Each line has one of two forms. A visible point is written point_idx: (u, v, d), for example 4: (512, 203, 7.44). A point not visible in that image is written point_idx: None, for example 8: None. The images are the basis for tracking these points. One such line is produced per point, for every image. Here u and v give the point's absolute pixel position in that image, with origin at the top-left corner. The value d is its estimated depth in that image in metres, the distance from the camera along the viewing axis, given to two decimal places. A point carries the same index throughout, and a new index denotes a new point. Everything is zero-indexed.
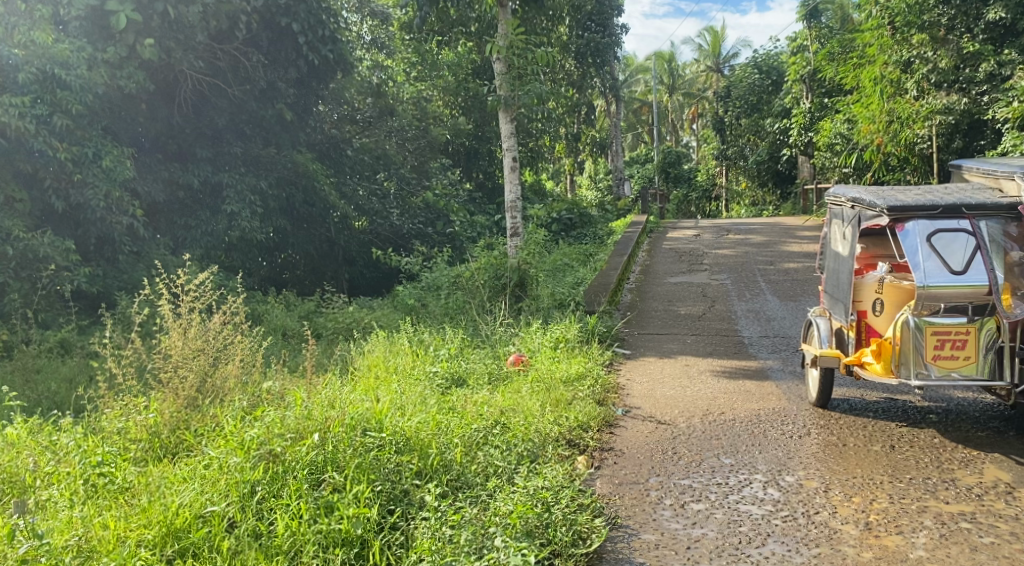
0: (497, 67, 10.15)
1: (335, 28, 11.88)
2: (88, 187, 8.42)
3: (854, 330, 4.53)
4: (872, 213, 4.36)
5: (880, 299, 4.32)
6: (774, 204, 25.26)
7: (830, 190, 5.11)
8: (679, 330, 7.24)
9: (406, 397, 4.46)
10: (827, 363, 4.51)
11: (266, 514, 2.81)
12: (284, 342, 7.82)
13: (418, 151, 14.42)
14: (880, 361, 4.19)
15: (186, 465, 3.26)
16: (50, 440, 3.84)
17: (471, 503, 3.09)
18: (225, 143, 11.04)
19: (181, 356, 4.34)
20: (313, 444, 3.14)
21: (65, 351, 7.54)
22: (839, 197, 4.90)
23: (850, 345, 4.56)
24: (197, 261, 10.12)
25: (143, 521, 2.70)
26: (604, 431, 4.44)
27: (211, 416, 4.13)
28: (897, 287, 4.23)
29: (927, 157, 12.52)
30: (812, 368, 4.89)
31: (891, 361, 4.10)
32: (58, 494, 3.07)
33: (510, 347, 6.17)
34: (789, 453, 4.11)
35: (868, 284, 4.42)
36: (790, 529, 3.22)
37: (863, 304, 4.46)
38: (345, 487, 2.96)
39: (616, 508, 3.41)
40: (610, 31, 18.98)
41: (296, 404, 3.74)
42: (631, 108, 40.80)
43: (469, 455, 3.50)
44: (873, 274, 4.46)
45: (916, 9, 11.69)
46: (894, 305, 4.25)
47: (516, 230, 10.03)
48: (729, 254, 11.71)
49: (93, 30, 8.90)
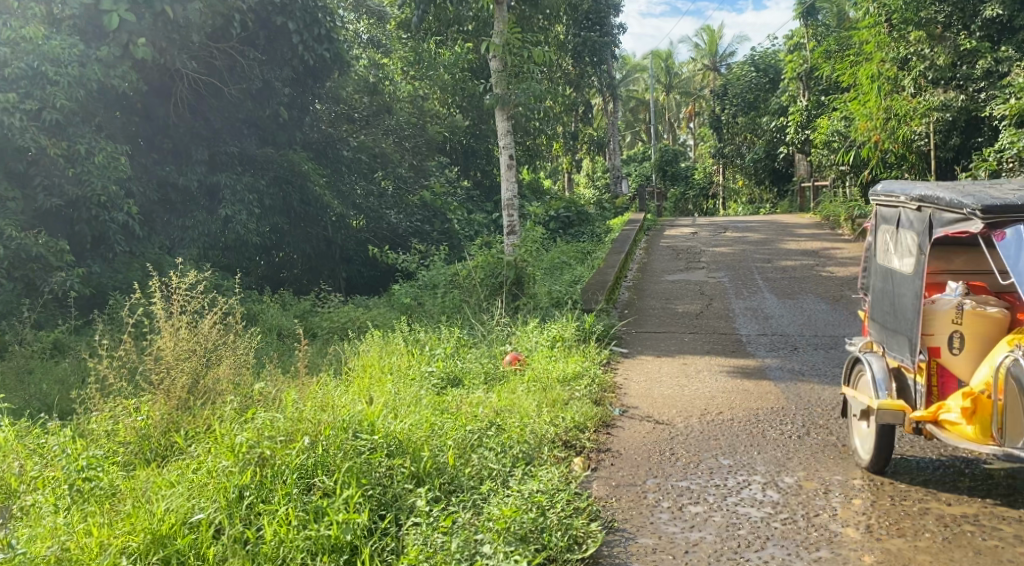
0: (493, 65, 10.07)
1: (331, 27, 11.81)
2: (85, 184, 8.39)
3: (923, 374, 3.60)
4: (949, 217, 3.44)
5: (958, 332, 3.55)
6: (771, 202, 25.19)
7: (880, 187, 4.20)
8: (677, 328, 7.19)
9: (400, 398, 4.41)
10: (887, 419, 3.45)
11: (253, 520, 2.75)
12: (279, 341, 7.75)
13: (416, 150, 14.35)
14: (970, 422, 3.20)
15: (174, 470, 3.20)
16: (38, 444, 3.78)
17: (464, 508, 3.04)
18: (221, 142, 10.98)
19: (171, 359, 4.28)
20: (303, 449, 3.08)
21: (58, 352, 7.46)
22: (896, 197, 3.98)
23: (919, 394, 3.62)
24: (192, 260, 10.04)
25: (128, 528, 2.65)
26: (600, 432, 4.38)
27: (202, 418, 4.08)
28: (984, 317, 3.49)
29: (925, 155, 12.56)
30: (862, 424, 3.82)
31: (991, 422, 3.10)
32: (43, 500, 3.01)
33: (506, 347, 6.11)
34: (788, 454, 4.05)
35: (942, 312, 3.63)
36: (790, 532, 3.17)
37: (936, 338, 3.64)
38: (335, 491, 2.90)
39: (613, 511, 3.35)
40: (607, 31, 18.99)
41: (286, 408, 3.68)
42: (628, 106, 40.68)
43: (463, 458, 3.44)
44: (946, 300, 3.68)
45: (913, 6, 11.58)
46: (981, 341, 3.50)
47: (513, 228, 9.97)
48: (728, 251, 11.64)
49: (87, 29, 8.80)
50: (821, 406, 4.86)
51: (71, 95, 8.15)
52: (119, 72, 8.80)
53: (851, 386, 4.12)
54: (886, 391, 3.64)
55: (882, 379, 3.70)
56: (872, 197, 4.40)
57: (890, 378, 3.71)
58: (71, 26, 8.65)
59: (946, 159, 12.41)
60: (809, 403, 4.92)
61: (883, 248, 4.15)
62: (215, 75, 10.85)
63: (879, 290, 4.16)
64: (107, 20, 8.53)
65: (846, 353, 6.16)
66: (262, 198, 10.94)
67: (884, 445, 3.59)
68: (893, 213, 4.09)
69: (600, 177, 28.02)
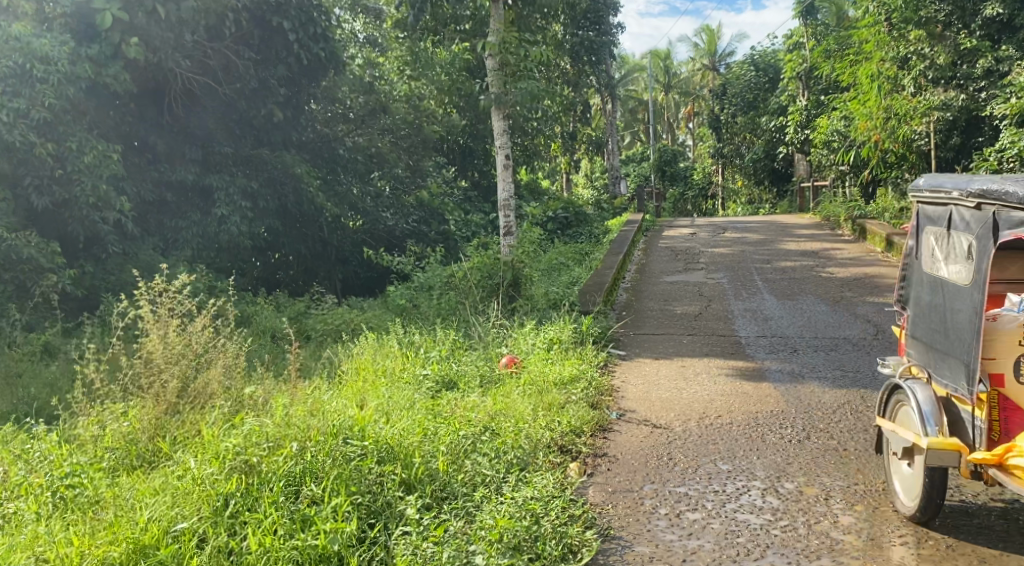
0: (489, 64, 9.99)
1: (327, 26, 11.74)
2: (75, 184, 8.36)
3: (984, 405, 2.98)
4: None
5: None
6: (771, 202, 25.12)
7: (922, 181, 3.44)
8: (675, 330, 7.11)
9: (393, 403, 4.34)
10: (939, 461, 2.86)
11: (238, 529, 2.67)
12: (273, 343, 7.69)
13: (412, 150, 14.05)
14: None
15: (159, 477, 3.12)
16: (22, 450, 3.71)
17: (456, 516, 2.97)
18: (216, 143, 10.91)
19: (160, 363, 4.20)
20: (291, 456, 3.00)
21: (48, 355, 7.37)
22: (945, 192, 3.23)
23: (977, 431, 3.00)
24: (186, 261, 9.96)
25: (109, 538, 2.57)
26: (597, 436, 4.30)
27: (192, 423, 4.01)
28: None
29: (925, 154, 12.63)
30: (907, 464, 3.24)
31: None
32: (25, 508, 2.94)
33: (502, 349, 6.04)
34: (788, 459, 3.98)
35: (1005, 332, 3.00)
36: (790, 540, 3.10)
37: (998, 363, 3.00)
38: (324, 499, 2.83)
39: (609, 519, 3.27)
40: (605, 30, 18.84)
41: (276, 414, 3.60)
42: (627, 106, 40.59)
43: (456, 464, 3.37)
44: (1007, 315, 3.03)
45: (913, 5, 11.46)
46: None
47: (510, 229, 9.90)
48: (726, 252, 11.58)
49: (78, 28, 8.72)
50: (821, 409, 4.79)
51: (60, 93, 8.12)
52: (111, 71, 8.74)
53: (887, 418, 3.51)
54: (935, 425, 3.03)
55: (930, 411, 3.08)
56: (912, 195, 3.66)
57: (939, 410, 3.09)
58: (62, 25, 8.56)
59: (946, 159, 12.46)
60: (809, 407, 4.84)
61: (930, 254, 3.39)
62: (210, 75, 10.79)
63: (924, 306, 3.41)
64: (99, 19, 8.47)
65: (845, 355, 6.10)
66: (257, 198, 10.88)
67: (933, 492, 3.00)
68: (942, 211, 3.33)
69: (598, 177, 27.96)
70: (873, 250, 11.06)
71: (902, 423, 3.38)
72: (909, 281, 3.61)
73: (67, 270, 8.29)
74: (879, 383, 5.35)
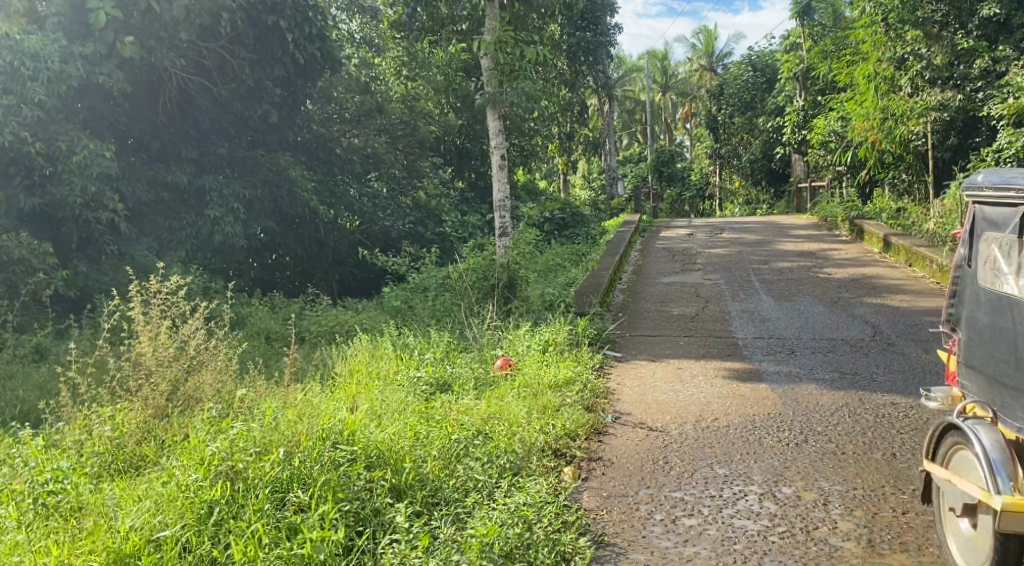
0: (484, 64, 9.95)
1: (322, 26, 11.67)
2: (65, 184, 8.31)
3: None
4: None
5: None
6: (768, 203, 25.06)
7: (984, 178, 2.82)
8: (672, 331, 7.05)
9: (385, 406, 4.27)
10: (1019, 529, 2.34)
11: (222, 537, 2.61)
12: (266, 345, 7.61)
13: (408, 150, 14.24)
14: None
15: (145, 483, 3.06)
16: (6, 454, 3.64)
17: (447, 523, 2.91)
18: (210, 143, 10.83)
19: (148, 365, 4.13)
20: (278, 462, 2.94)
21: (40, 357, 7.29)
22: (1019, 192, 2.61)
23: None
24: (181, 263, 9.88)
25: (88, 547, 2.51)
26: (592, 440, 4.24)
27: (180, 427, 3.94)
28: None
29: (921, 155, 12.50)
30: (973, 520, 2.73)
31: None
32: (5, 515, 2.87)
33: (497, 351, 5.97)
34: (786, 462, 3.92)
35: None
36: (788, 546, 3.04)
37: None
38: (310, 507, 2.77)
39: (604, 525, 3.22)
40: (602, 30, 18.61)
41: (264, 418, 3.54)
42: (625, 107, 40.52)
43: (448, 469, 3.31)
44: None
45: (910, 5, 11.42)
46: None
47: (506, 229, 9.86)
48: (723, 253, 11.51)
49: (71, 27, 8.63)
50: (819, 411, 4.73)
51: (49, 91, 8.06)
52: (104, 70, 8.65)
53: (940, 462, 3.01)
54: (1008, 481, 2.51)
55: (1000, 462, 2.56)
56: (963, 190, 3.03)
57: (1010, 460, 2.57)
58: (55, 24, 8.47)
59: (943, 159, 12.34)
60: (807, 409, 4.78)
61: (989, 266, 2.78)
62: (205, 75, 10.71)
63: (983, 329, 2.78)
64: (90, 17, 8.39)
65: (843, 357, 6.04)
66: (252, 198, 10.81)
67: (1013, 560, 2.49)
68: (1010, 216, 2.71)
69: (595, 177, 27.87)
70: (871, 250, 11.03)
71: (961, 469, 2.87)
72: (961, 300, 2.97)
73: (60, 271, 8.21)
74: (877, 385, 5.29)
